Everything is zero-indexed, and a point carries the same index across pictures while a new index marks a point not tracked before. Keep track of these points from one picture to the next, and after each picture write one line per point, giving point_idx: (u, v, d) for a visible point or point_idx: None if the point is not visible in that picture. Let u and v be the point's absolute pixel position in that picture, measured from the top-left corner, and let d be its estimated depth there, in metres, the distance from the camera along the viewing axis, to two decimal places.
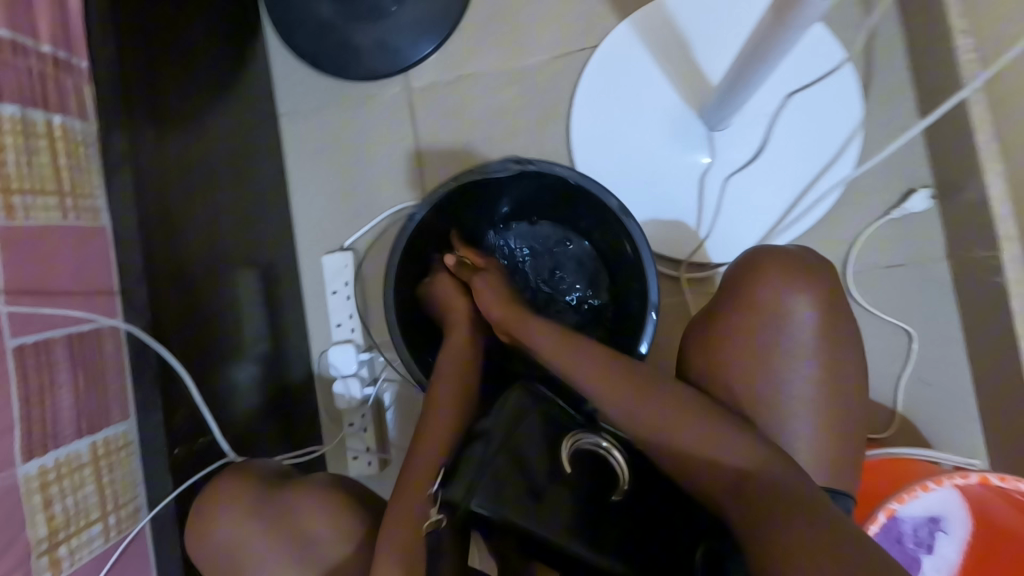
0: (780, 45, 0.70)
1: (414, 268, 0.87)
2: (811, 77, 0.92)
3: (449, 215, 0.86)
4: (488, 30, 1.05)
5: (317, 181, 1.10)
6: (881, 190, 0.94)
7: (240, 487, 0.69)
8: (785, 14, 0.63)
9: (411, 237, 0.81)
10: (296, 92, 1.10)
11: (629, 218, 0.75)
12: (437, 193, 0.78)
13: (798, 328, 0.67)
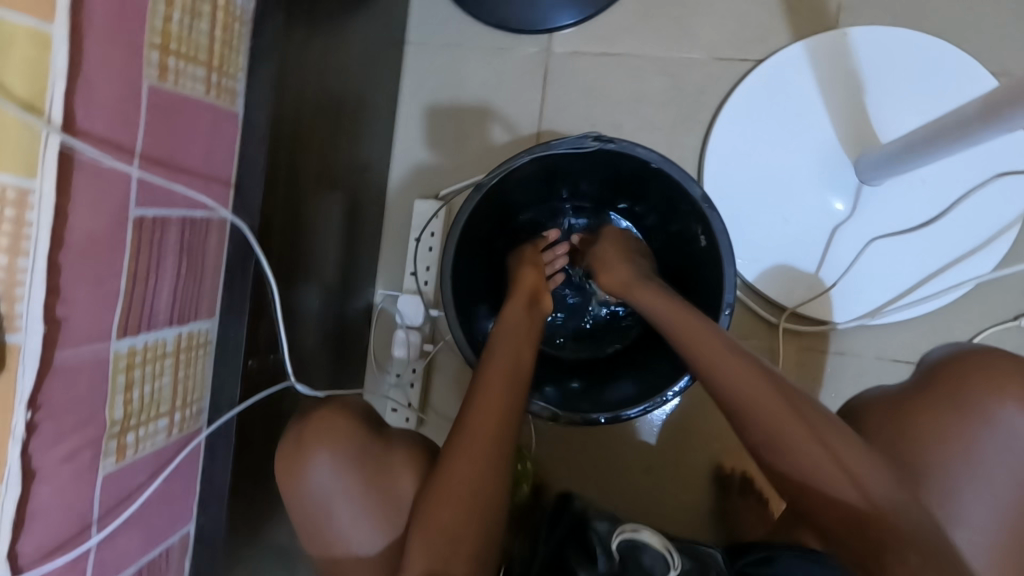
0: (989, 132, 0.64)
1: (484, 235, 0.76)
2: (984, 161, 0.85)
3: (519, 187, 0.74)
4: (649, 12, 0.98)
5: (427, 120, 1.05)
6: (1014, 293, 0.88)
7: (326, 440, 0.66)
8: (1020, 103, 0.58)
9: (478, 206, 0.69)
10: (431, 21, 1.04)
11: (711, 210, 0.64)
12: (511, 160, 0.66)
13: (1016, 449, 0.59)
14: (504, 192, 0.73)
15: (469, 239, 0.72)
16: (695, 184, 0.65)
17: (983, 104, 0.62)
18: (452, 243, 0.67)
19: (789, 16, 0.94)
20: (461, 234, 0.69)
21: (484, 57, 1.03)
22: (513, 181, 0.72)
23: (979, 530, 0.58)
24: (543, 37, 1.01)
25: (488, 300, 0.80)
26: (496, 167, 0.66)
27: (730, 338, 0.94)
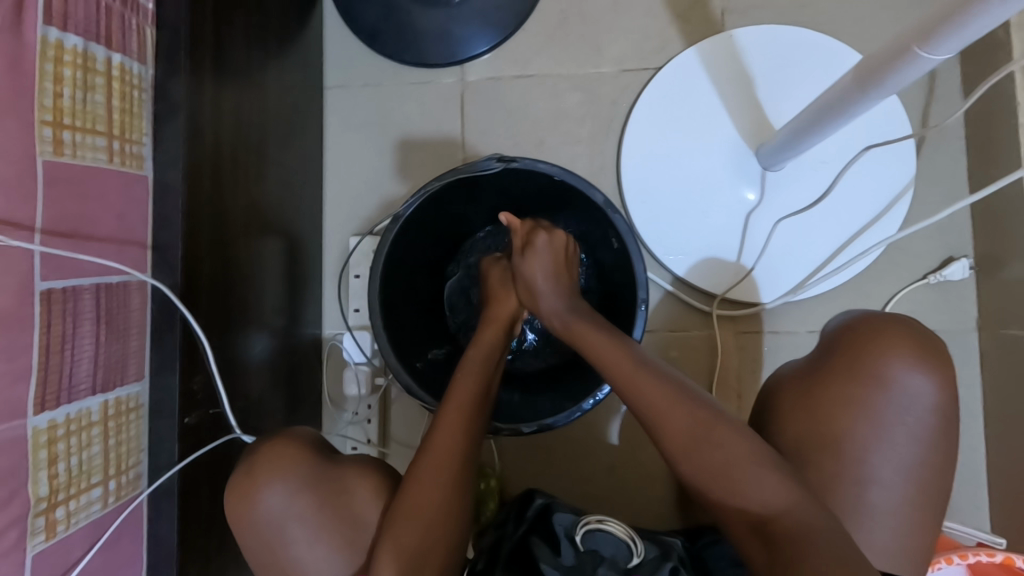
0: (854, 109, 0.69)
1: (411, 263, 0.77)
2: (874, 139, 0.92)
3: (441, 213, 0.76)
4: (553, 34, 1.04)
5: (356, 159, 1.07)
6: (922, 254, 0.94)
7: (280, 466, 0.66)
8: (868, 84, 0.63)
9: (400, 237, 0.70)
10: (346, 64, 1.08)
11: (615, 213, 0.67)
12: (424, 190, 0.68)
13: (913, 405, 0.64)
14: (425, 222, 0.75)
15: (393, 270, 0.73)
16: (597, 190, 0.68)
17: (843, 84, 0.67)
18: (376, 274, 0.69)
19: (680, 24, 1.01)
20: (385, 267, 0.71)
21: (403, 94, 1.06)
22: (429, 210, 0.73)
23: (890, 485, 0.63)
24: (456, 67, 1.05)
25: (424, 328, 0.81)
26: (409, 197, 0.68)
27: (672, 332, 0.98)
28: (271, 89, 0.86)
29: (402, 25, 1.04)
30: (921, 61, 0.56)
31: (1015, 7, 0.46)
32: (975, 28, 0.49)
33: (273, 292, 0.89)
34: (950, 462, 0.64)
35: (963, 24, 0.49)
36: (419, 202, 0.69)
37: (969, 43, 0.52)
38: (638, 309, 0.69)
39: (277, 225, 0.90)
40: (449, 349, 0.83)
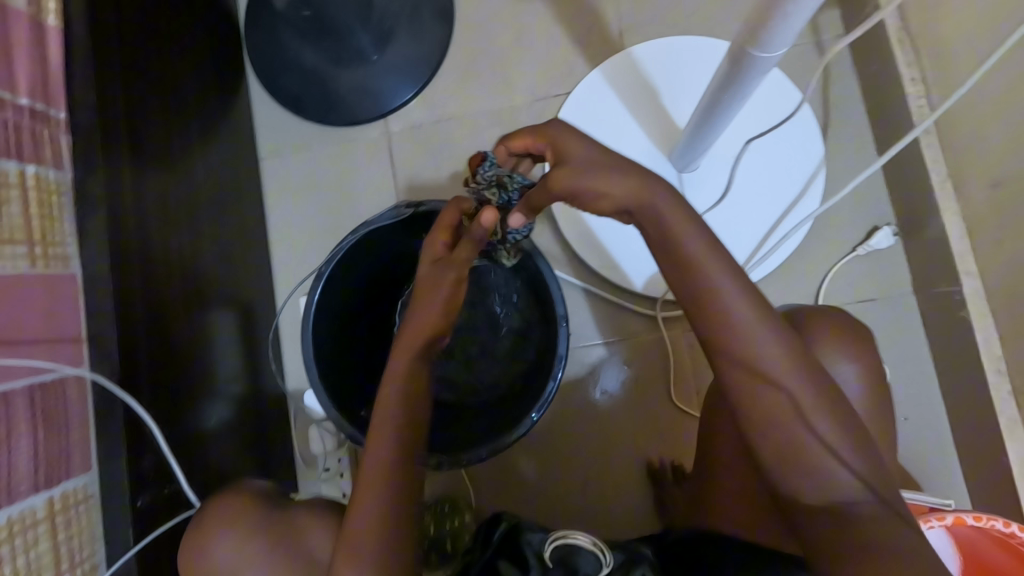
0: (737, 89, 0.69)
1: (347, 314, 0.79)
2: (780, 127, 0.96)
3: (370, 263, 0.79)
4: (466, 76, 1.09)
5: (299, 221, 1.11)
6: (846, 227, 0.97)
7: (239, 512, 0.68)
8: (740, 60, 0.63)
9: (325, 294, 0.73)
10: (277, 134, 1.13)
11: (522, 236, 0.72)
12: (343, 244, 0.72)
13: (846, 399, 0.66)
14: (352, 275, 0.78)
15: (326, 326, 0.75)
16: None
17: (711, 88, 0.72)
18: (306, 334, 0.71)
19: (583, 48, 1.06)
20: (318, 323, 0.73)
21: (333, 154, 1.11)
22: (353, 263, 0.77)
23: None
24: (380, 121, 1.10)
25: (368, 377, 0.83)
26: (329, 253, 0.71)
27: (622, 340, 1.00)
28: (203, 171, 0.90)
29: (325, 88, 1.09)
30: (760, 60, 0.61)
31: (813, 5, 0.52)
32: (788, 27, 0.55)
33: (231, 362, 0.92)
34: (878, 426, 0.66)
35: (776, 25, 0.55)
36: (339, 257, 0.72)
37: (791, 39, 0.57)
38: (560, 326, 0.73)
39: (228, 297, 0.94)
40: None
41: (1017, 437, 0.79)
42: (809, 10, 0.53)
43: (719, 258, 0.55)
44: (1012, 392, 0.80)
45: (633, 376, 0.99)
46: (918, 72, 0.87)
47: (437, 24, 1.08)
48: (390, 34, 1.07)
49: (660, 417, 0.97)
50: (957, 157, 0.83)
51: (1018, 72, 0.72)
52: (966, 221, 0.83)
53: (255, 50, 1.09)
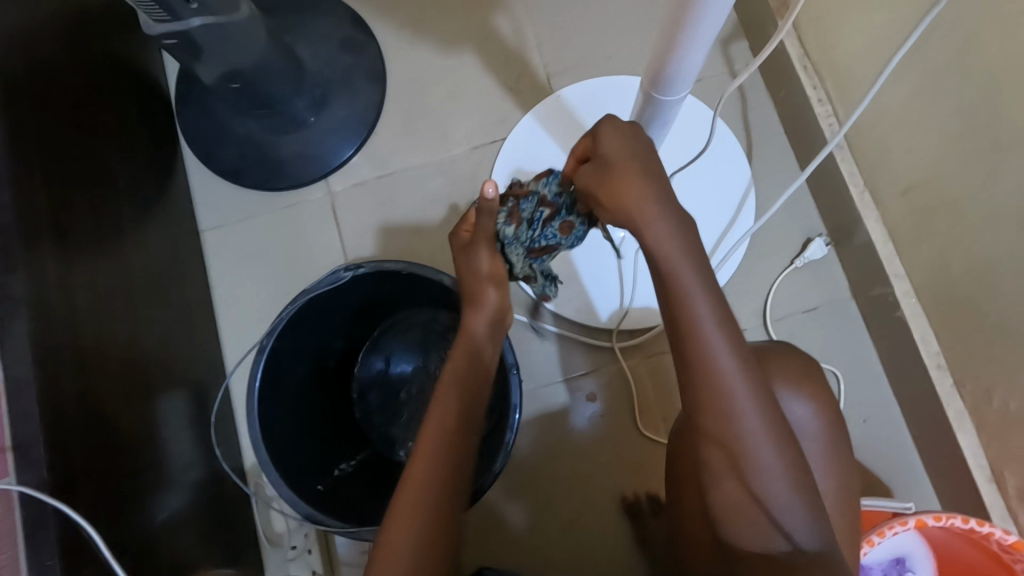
0: (655, 125, 0.70)
1: (294, 383, 0.77)
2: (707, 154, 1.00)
3: (315, 330, 0.78)
4: (403, 132, 1.11)
5: (246, 290, 1.09)
6: (782, 242, 1.00)
7: None
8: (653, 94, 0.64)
9: (269, 367, 0.71)
10: (217, 205, 1.11)
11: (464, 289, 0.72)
12: (283, 314, 0.70)
13: (797, 427, 0.67)
14: (298, 344, 0.76)
15: (273, 400, 0.73)
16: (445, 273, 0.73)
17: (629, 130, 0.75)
18: (252, 410, 0.69)
19: (514, 96, 1.10)
20: (264, 398, 0.71)
21: (276, 219, 1.10)
22: (297, 332, 0.75)
23: None
24: (321, 182, 1.10)
25: (325, 446, 0.80)
26: (269, 325, 0.69)
27: (584, 374, 1.00)
28: (139, 254, 0.88)
29: (263, 155, 1.10)
30: (668, 100, 0.65)
31: (705, 46, 0.56)
32: (687, 68, 0.59)
33: (187, 446, 0.88)
34: (830, 441, 0.68)
35: (675, 67, 0.59)
36: (280, 328, 0.71)
37: (692, 78, 0.61)
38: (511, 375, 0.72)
39: (175, 378, 0.90)
40: (360, 458, 0.83)
41: (965, 429, 0.82)
42: (703, 50, 0.56)
43: (703, 288, 0.56)
44: (955, 385, 0.83)
45: (599, 410, 0.98)
46: (823, 94, 0.93)
47: (369, 85, 1.11)
48: (322, 97, 1.10)
49: (629, 449, 0.97)
50: (870, 168, 0.88)
51: (909, 89, 0.77)
52: (887, 226, 0.88)
53: (191, 126, 1.11)
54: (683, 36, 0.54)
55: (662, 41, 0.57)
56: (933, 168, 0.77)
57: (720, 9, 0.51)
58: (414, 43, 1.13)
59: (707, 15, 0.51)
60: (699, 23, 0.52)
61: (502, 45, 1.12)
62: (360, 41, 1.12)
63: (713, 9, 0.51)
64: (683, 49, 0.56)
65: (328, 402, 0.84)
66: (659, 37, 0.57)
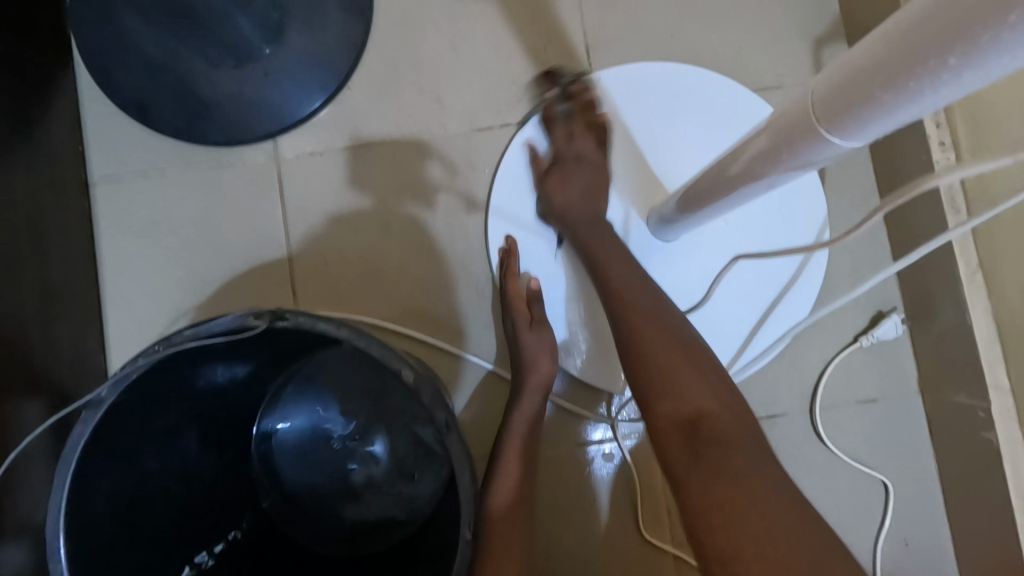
0: (789, 165, 0.44)
1: (146, 443, 0.53)
2: (788, 214, 0.78)
3: (193, 371, 0.53)
4: (386, 92, 0.82)
5: (146, 274, 0.80)
6: (848, 312, 0.80)
7: None
8: (824, 126, 0.37)
9: (98, 438, 0.47)
10: (116, 153, 0.81)
11: (423, 389, 0.46)
12: (136, 365, 0.45)
13: None
14: (163, 391, 0.51)
15: (106, 467, 0.49)
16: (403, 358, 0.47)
17: (718, 175, 0.53)
18: (59, 489, 0.45)
19: (540, 67, 0.83)
20: (85, 475, 0.47)
21: (200, 185, 0.81)
22: (170, 373, 0.51)
23: None
24: (266, 143, 0.82)
25: (175, 523, 0.57)
26: (113, 377, 0.45)
27: (583, 447, 0.79)
28: None
29: (186, 93, 0.80)
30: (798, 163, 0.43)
31: (969, 86, 0.30)
32: (858, 139, 0.36)
33: (24, 485, 0.64)
34: None
35: (841, 135, 0.36)
36: (134, 377, 0.46)
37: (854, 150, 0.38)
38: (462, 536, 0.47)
39: (24, 391, 0.64)
40: (228, 542, 0.60)
41: None
42: (899, 124, 0.34)
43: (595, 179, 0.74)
44: None
45: (593, 492, 0.78)
46: (946, 136, 0.70)
47: (348, 17, 0.82)
48: (281, 25, 0.80)
49: (621, 550, 0.77)
50: (991, 244, 0.68)
51: None
52: (997, 323, 0.68)
53: (90, 35, 0.79)
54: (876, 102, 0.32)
55: (879, 64, 0.31)
56: None
57: (971, 79, 0.29)
58: None
59: (946, 82, 0.29)
60: (921, 90, 0.30)
61: None
62: None
63: (966, 75, 0.28)
64: (867, 117, 0.33)
65: (206, 453, 0.60)
66: (836, 77, 0.34)
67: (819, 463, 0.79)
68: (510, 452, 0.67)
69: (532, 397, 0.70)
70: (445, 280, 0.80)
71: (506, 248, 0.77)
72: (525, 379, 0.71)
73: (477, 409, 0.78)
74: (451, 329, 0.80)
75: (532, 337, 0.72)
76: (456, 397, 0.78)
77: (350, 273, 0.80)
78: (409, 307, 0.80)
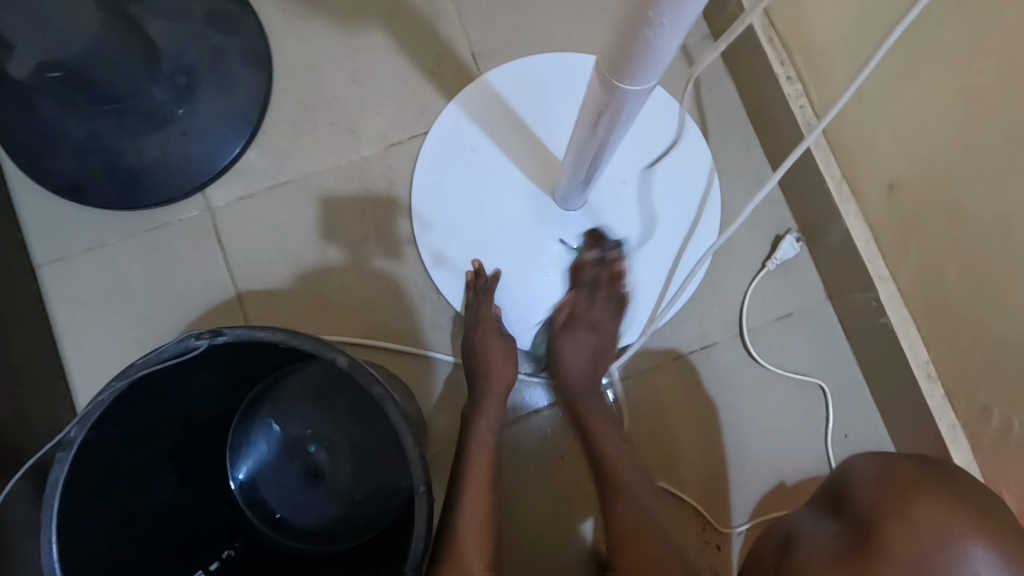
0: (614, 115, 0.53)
1: (124, 481, 0.58)
2: (678, 165, 0.86)
3: (157, 406, 0.59)
4: (299, 128, 0.89)
5: (105, 340, 0.84)
6: (752, 242, 0.89)
7: None
8: (617, 75, 0.45)
9: (73, 479, 0.52)
10: (57, 234, 0.86)
11: (360, 372, 0.52)
12: (96, 402, 0.50)
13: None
14: (132, 426, 0.57)
15: (86, 505, 0.54)
16: (338, 349, 0.53)
17: (578, 142, 0.63)
18: (48, 528, 0.50)
19: (434, 80, 0.91)
20: (66, 515, 0.52)
21: (141, 246, 0.86)
22: (133, 407, 0.56)
23: None
24: (197, 196, 0.87)
25: (167, 549, 0.62)
26: (77, 417, 0.50)
27: (544, 412, 0.85)
28: None
29: (111, 165, 0.85)
30: (620, 113, 0.52)
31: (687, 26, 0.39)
32: (646, 81, 0.45)
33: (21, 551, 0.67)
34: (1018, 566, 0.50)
35: (631, 82, 0.46)
36: (98, 414, 0.51)
37: (653, 90, 0.48)
38: (419, 491, 0.52)
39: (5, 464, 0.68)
40: (223, 559, 0.66)
41: (960, 445, 0.73)
42: (664, 68, 0.44)
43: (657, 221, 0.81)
44: (946, 399, 0.74)
45: (561, 449, 0.85)
46: (792, 71, 0.80)
47: (250, 69, 0.88)
48: (189, 85, 0.86)
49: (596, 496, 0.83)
50: (847, 157, 0.76)
51: (896, 66, 0.66)
52: (869, 223, 0.77)
53: (11, 129, 0.85)
54: (635, 56, 0.42)
55: (626, 17, 0.40)
56: (928, 157, 0.65)
57: (684, 27, 0.39)
58: (304, 15, 0.91)
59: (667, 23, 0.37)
60: (661, 36, 0.39)
61: (414, 17, 0.91)
62: (232, 14, 0.89)
63: (679, 22, 0.39)
64: (639, 63, 0.43)
65: (186, 484, 0.65)
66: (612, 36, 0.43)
67: (756, 381, 0.87)
68: (476, 457, 0.69)
69: (497, 401, 0.74)
70: (387, 289, 0.87)
71: (478, 268, 0.82)
72: (489, 384, 0.75)
73: (441, 398, 0.85)
74: (402, 331, 0.86)
75: (494, 342, 0.77)
76: (419, 390, 0.85)
77: (299, 299, 0.86)
78: (358, 318, 0.86)
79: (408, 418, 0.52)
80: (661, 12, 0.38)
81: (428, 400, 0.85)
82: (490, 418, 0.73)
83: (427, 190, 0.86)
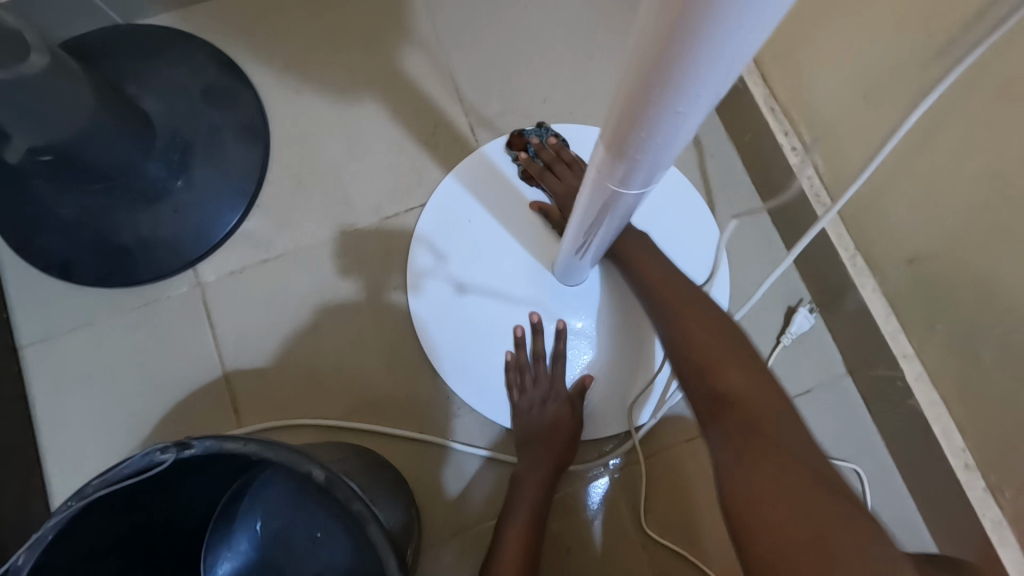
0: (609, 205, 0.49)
1: None
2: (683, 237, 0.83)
3: (121, 520, 0.53)
4: (293, 201, 0.88)
5: (84, 425, 0.80)
6: (763, 314, 0.85)
7: None
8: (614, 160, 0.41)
9: None
10: (42, 313, 0.83)
11: (339, 487, 0.47)
12: (49, 528, 0.45)
13: None
14: (91, 546, 0.51)
15: None
16: (315, 460, 0.48)
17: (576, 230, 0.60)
18: None
19: (432, 152, 0.90)
20: None
21: (128, 325, 0.84)
22: (92, 526, 0.50)
23: None
24: (188, 272, 0.85)
25: None
26: (25, 547, 0.44)
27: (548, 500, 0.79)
28: None
29: (101, 243, 0.84)
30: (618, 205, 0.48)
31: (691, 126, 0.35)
32: (647, 177, 0.41)
33: None
34: None
35: (630, 176, 0.42)
36: (51, 536, 0.46)
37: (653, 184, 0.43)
38: None
39: None
40: None
41: (1009, 542, 0.65)
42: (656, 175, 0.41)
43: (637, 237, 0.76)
44: (989, 489, 0.67)
45: (567, 543, 0.78)
46: (797, 141, 0.78)
47: (246, 144, 0.88)
48: (184, 162, 0.86)
49: None
50: (860, 229, 0.73)
51: (909, 142, 0.63)
52: (888, 297, 0.72)
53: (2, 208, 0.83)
54: (628, 164, 0.40)
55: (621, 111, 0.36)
56: (946, 234, 0.62)
57: (675, 144, 0.36)
58: (303, 91, 0.91)
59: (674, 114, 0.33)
60: (660, 135, 0.35)
61: (412, 92, 0.92)
62: (231, 91, 0.89)
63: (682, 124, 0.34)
64: (635, 157, 0.39)
65: None
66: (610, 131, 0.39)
67: None
68: (513, 526, 0.69)
69: (541, 465, 0.74)
70: (380, 366, 0.83)
71: (535, 324, 0.79)
72: (535, 450, 0.75)
73: (435, 486, 0.79)
74: (396, 412, 0.81)
75: (547, 411, 0.77)
76: (413, 478, 0.79)
77: (288, 377, 0.82)
78: (350, 398, 0.82)
79: (389, 537, 0.46)
80: (646, 134, 0.36)
81: (422, 488, 0.79)
82: (533, 482, 0.72)
83: (425, 263, 0.83)
